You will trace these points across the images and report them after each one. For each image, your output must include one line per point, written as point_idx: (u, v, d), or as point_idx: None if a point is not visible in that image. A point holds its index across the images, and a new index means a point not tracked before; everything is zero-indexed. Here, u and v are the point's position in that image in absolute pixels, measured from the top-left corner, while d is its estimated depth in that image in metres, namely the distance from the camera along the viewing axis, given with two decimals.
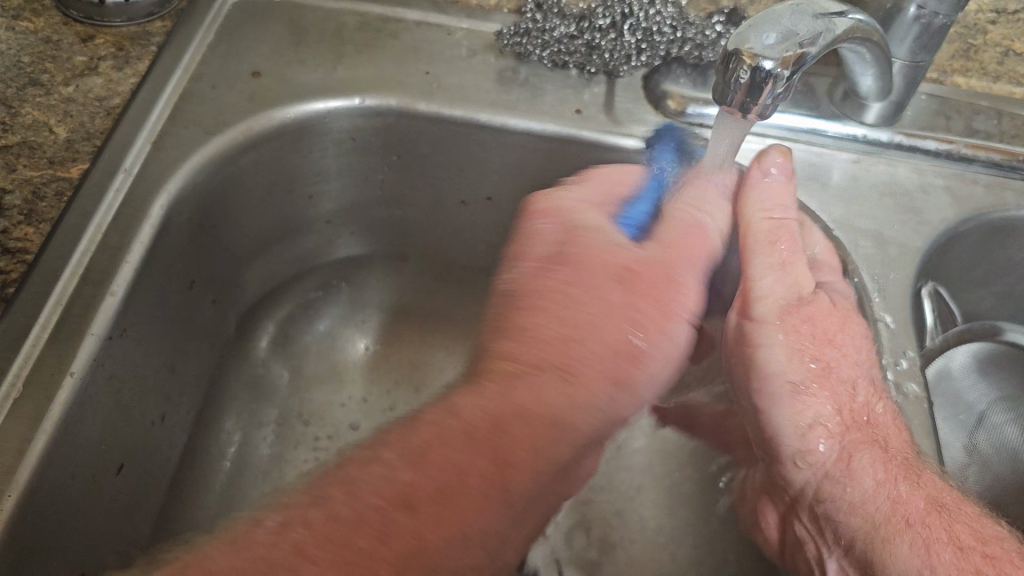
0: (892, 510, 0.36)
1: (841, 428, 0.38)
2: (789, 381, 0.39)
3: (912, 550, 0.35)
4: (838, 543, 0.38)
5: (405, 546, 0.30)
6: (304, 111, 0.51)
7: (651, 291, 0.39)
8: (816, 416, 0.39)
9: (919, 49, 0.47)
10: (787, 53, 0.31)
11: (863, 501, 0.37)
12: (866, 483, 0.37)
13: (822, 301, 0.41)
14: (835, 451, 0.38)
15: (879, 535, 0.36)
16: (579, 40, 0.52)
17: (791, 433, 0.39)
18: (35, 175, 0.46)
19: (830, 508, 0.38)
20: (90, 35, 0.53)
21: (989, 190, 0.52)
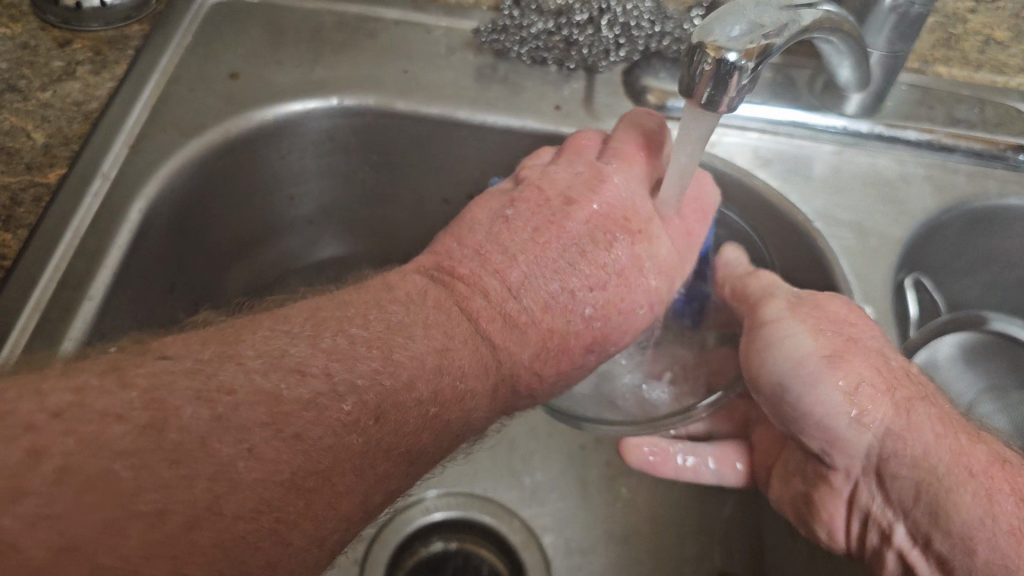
0: (954, 462, 0.34)
1: (884, 380, 0.37)
2: (821, 354, 0.38)
3: (974, 501, 0.33)
4: (903, 504, 0.36)
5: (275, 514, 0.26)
6: (282, 111, 0.51)
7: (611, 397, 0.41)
8: (859, 376, 0.37)
9: (897, 38, 0.47)
10: (751, 44, 0.31)
11: (925, 456, 0.35)
12: (926, 435, 0.35)
13: (836, 302, 0.41)
14: (891, 407, 0.36)
15: (942, 487, 0.34)
16: (557, 36, 0.53)
17: (839, 399, 0.37)
18: (12, 181, 0.46)
19: (895, 465, 0.36)
20: (67, 39, 0.53)
21: (971, 179, 0.52)
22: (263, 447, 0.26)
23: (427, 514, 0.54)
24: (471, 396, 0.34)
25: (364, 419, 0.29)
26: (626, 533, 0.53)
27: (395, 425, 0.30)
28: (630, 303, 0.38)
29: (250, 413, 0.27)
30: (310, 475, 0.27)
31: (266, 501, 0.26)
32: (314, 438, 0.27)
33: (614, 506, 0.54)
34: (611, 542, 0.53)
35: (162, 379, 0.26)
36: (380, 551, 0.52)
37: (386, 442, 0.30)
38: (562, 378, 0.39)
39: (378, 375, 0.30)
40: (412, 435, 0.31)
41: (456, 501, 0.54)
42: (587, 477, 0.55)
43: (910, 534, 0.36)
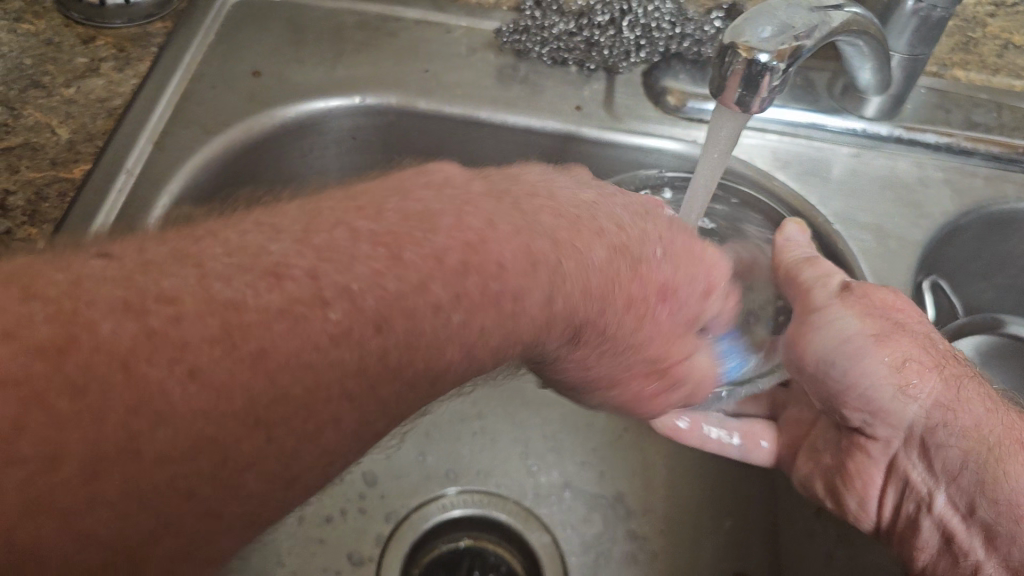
0: (1006, 434, 0.36)
1: (932, 357, 0.38)
2: (870, 332, 0.39)
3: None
4: (949, 474, 0.38)
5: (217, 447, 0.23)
6: (305, 109, 0.51)
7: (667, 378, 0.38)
8: (906, 352, 0.38)
9: (919, 41, 0.47)
10: (783, 45, 0.31)
11: (976, 427, 0.37)
12: (974, 410, 0.37)
13: (889, 293, 0.40)
14: (939, 382, 0.38)
15: (990, 457, 0.36)
16: (578, 37, 0.53)
17: (883, 372, 0.38)
18: (38, 175, 0.46)
19: (941, 436, 0.38)
20: (90, 36, 0.53)
21: (989, 183, 0.52)
22: (207, 371, 0.23)
23: (444, 511, 0.54)
24: (518, 295, 0.30)
25: (359, 330, 0.26)
26: (641, 530, 0.53)
27: (404, 334, 0.27)
28: (692, 280, 0.36)
29: (197, 328, 0.23)
30: (270, 407, 0.24)
31: (208, 439, 0.23)
32: (282, 356, 0.24)
33: (629, 504, 0.54)
34: (626, 542, 0.53)
35: (84, 286, 0.23)
36: (396, 550, 0.52)
37: (393, 356, 0.27)
38: (634, 309, 0.34)
39: (382, 277, 0.27)
40: (429, 354, 0.28)
41: (475, 499, 0.54)
42: (602, 475, 0.55)
43: (952, 502, 0.38)
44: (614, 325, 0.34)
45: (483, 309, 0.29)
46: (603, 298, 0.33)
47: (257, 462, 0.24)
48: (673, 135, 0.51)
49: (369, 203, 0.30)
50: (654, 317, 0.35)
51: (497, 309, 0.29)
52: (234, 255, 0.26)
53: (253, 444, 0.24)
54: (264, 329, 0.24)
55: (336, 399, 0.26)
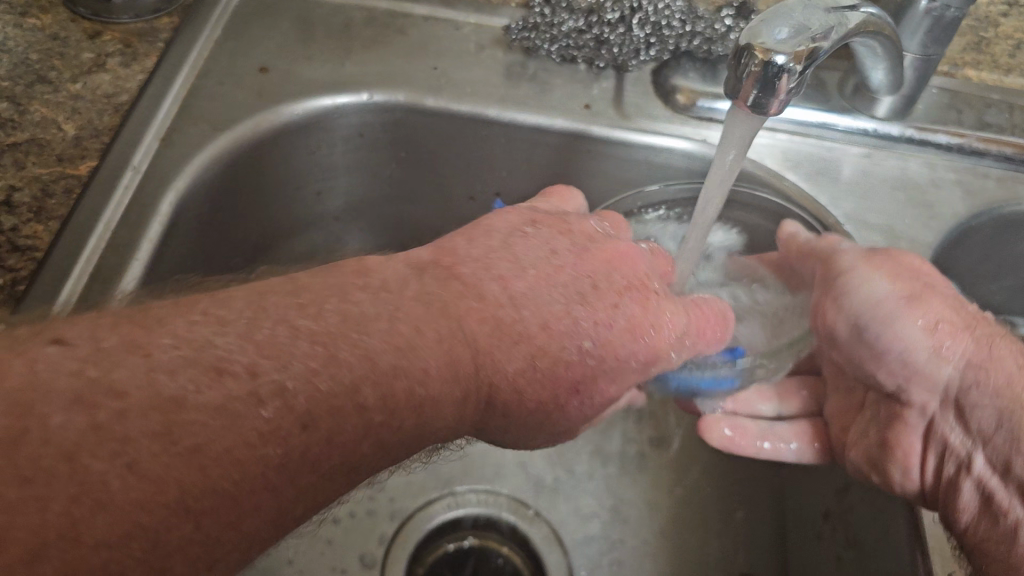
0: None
1: (963, 318, 0.40)
2: (900, 294, 0.41)
3: None
4: (985, 434, 0.39)
5: (137, 540, 0.22)
6: (313, 107, 0.51)
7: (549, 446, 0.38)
8: (936, 314, 0.40)
9: (931, 41, 0.47)
10: (800, 47, 0.30)
11: (1008, 384, 0.38)
12: (1007, 364, 0.38)
13: (913, 257, 0.42)
14: (972, 342, 0.39)
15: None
16: (588, 34, 0.53)
17: (918, 334, 0.40)
18: (44, 171, 0.46)
19: (975, 395, 0.39)
20: (97, 31, 0.53)
21: (1001, 184, 0.51)
22: (145, 464, 0.22)
23: (449, 510, 0.54)
24: (437, 399, 0.30)
25: (286, 426, 0.25)
26: (648, 530, 0.53)
27: (326, 432, 0.27)
28: (622, 359, 0.35)
29: (139, 423, 0.23)
30: (213, 493, 0.24)
31: (139, 527, 0.22)
32: (216, 452, 0.24)
33: (636, 508, 0.54)
34: (633, 545, 0.52)
35: (37, 378, 0.23)
36: (401, 547, 0.52)
37: (314, 455, 0.26)
38: (545, 407, 0.34)
39: (317, 372, 0.27)
40: (345, 455, 0.27)
41: (481, 498, 0.54)
42: (609, 474, 0.55)
43: (990, 461, 0.38)
44: (515, 421, 0.35)
45: (405, 412, 0.29)
46: (523, 395, 0.33)
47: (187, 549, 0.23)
48: (680, 134, 0.51)
49: (311, 299, 0.29)
50: (570, 406, 0.35)
51: (416, 413, 0.29)
52: (178, 346, 0.25)
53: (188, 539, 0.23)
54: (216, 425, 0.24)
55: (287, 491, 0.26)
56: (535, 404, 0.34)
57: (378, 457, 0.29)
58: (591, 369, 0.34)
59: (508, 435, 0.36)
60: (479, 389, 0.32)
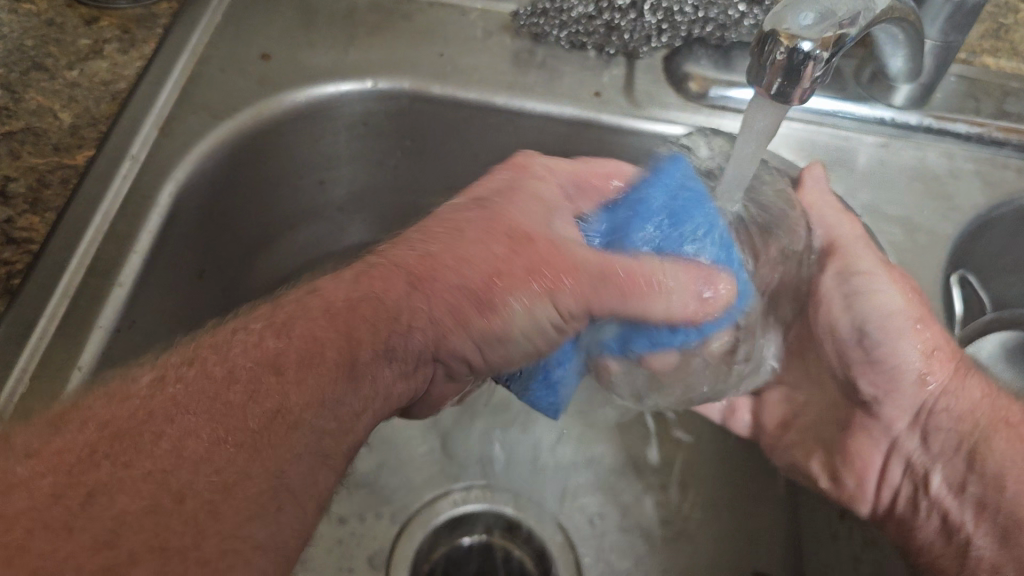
0: (995, 415, 0.40)
1: (948, 351, 0.41)
2: (914, 315, 0.41)
3: (1009, 447, 0.39)
4: (944, 453, 0.42)
5: (73, 486, 0.26)
6: (315, 94, 0.50)
7: (537, 256, 0.35)
8: (936, 341, 0.41)
9: (953, 28, 0.45)
10: (827, 33, 0.29)
11: (970, 412, 0.41)
12: (976, 396, 0.41)
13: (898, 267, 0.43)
14: (952, 372, 0.41)
15: (985, 438, 0.40)
16: (598, 20, 0.50)
17: (914, 356, 0.41)
18: (40, 162, 0.45)
19: (941, 419, 0.41)
20: (94, 17, 0.51)
21: (1021, 175, 0.50)
22: (47, 448, 0.27)
23: (456, 506, 0.52)
24: (315, 293, 0.34)
25: (175, 369, 0.31)
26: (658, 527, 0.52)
27: (215, 359, 0.31)
28: (491, 187, 0.39)
29: (35, 428, 0.28)
30: (117, 442, 0.28)
31: (61, 487, 0.26)
32: (103, 417, 0.29)
33: (646, 504, 0.53)
34: (644, 544, 0.51)
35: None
36: (407, 544, 0.50)
37: (219, 368, 0.31)
38: (442, 235, 0.37)
39: (189, 342, 0.32)
40: (246, 353, 0.31)
41: (490, 495, 0.53)
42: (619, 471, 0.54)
43: (945, 482, 0.42)
44: (427, 253, 0.36)
45: (282, 309, 0.34)
46: (409, 245, 0.37)
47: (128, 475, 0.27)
48: (690, 122, 0.49)
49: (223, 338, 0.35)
50: (472, 220, 0.37)
51: (294, 303, 0.34)
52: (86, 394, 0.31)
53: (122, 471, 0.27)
54: (106, 406, 0.29)
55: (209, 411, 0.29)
56: (421, 238, 0.37)
57: (293, 346, 0.32)
58: (449, 207, 0.39)
59: (452, 282, 0.35)
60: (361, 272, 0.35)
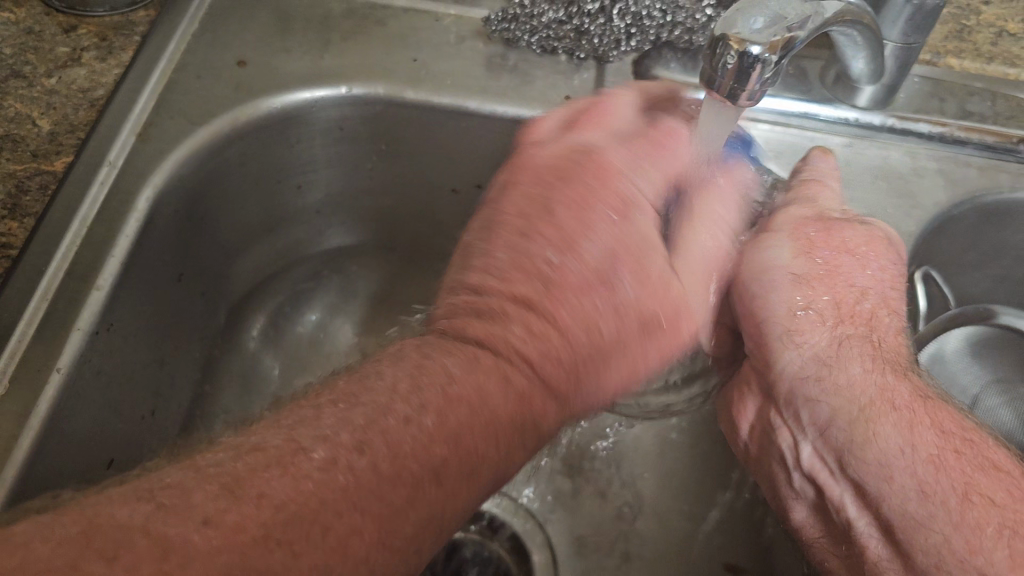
0: (879, 395, 0.35)
1: (836, 314, 0.38)
2: (794, 272, 0.39)
3: (894, 430, 0.34)
4: (815, 427, 0.37)
5: (299, 520, 0.27)
6: (291, 101, 0.50)
7: (664, 338, 0.36)
8: (815, 300, 0.39)
9: (912, 30, 0.47)
10: (775, 37, 0.30)
11: (848, 386, 0.36)
12: (851, 369, 0.36)
13: (837, 228, 0.41)
14: (825, 338, 0.38)
15: (859, 419, 0.35)
16: (568, 25, 0.52)
17: (783, 312, 0.39)
18: (18, 169, 0.46)
19: (812, 390, 0.37)
20: (72, 25, 0.52)
21: (982, 172, 0.51)
22: (221, 517, 0.26)
23: None
24: (480, 388, 0.33)
25: (346, 448, 0.30)
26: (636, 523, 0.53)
27: (387, 447, 0.30)
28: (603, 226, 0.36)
29: (203, 495, 0.27)
30: (301, 524, 0.27)
31: (292, 513, 0.27)
32: (284, 495, 0.28)
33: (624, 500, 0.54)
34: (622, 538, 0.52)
35: (102, 507, 0.26)
36: None
37: (389, 465, 0.30)
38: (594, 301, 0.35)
39: (348, 414, 0.31)
40: (415, 452, 0.31)
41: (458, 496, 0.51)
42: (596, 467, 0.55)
43: (816, 454, 0.38)
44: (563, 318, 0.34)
45: (453, 406, 0.32)
46: (535, 274, 0.35)
47: (338, 525, 0.28)
48: None
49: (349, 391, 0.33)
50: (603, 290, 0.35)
51: (464, 403, 0.33)
52: (235, 457, 0.29)
53: (337, 500, 0.29)
54: (283, 482, 0.28)
55: (376, 511, 0.29)
56: (557, 316, 0.34)
57: (456, 454, 0.32)
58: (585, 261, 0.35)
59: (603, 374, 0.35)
60: (543, 229, 0.36)
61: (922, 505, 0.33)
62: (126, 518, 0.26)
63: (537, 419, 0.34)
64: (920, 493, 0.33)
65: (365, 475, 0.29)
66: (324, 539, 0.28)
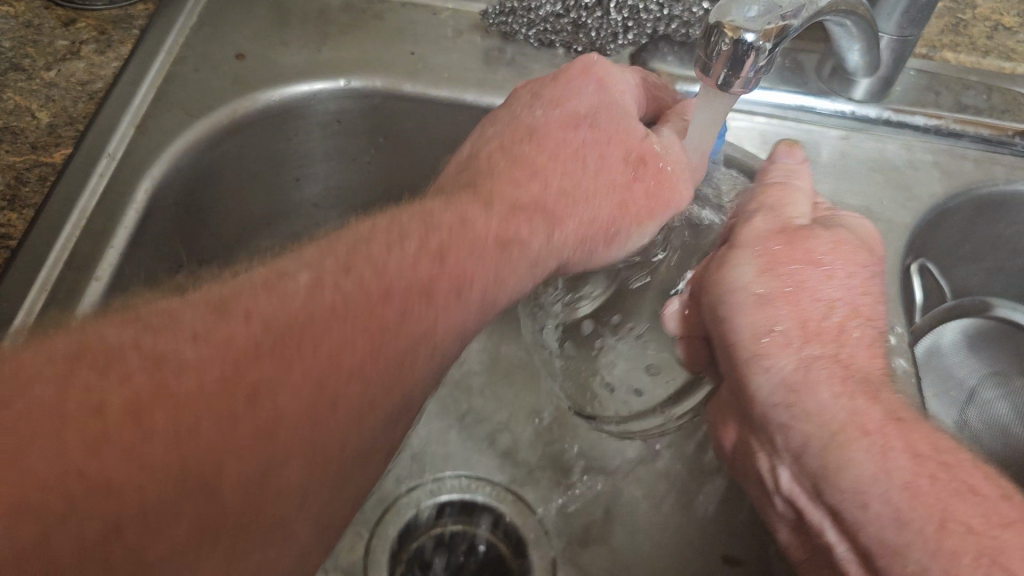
0: (848, 420, 0.34)
1: (802, 333, 0.37)
2: (759, 291, 0.38)
3: (866, 457, 0.33)
4: (790, 454, 0.36)
5: (243, 386, 0.27)
6: (289, 94, 0.51)
7: (651, 182, 0.42)
8: (781, 319, 0.37)
9: (908, 22, 0.47)
10: (769, 25, 0.30)
11: (819, 413, 0.35)
12: (820, 395, 0.35)
13: (797, 238, 0.40)
14: (793, 362, 0.36)
15: (830, 446, 0.34)
16: (565, 19, 0.52)
17: (747, 335, 0.38)
18: (18, 160, 0.46)
19: (783, 416, 0.36)
20: (72, 18, 0.52)
21: (978, 165, 0.52)
22: (157, 415, 0.26)
23: (432, 496, 0.52)
24: (463, 217, 0.37)
25: (331, 267, 0.32)
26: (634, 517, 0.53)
27: (374, 268, 0.33)
28: (597, 120, 0.42)
29: (139, 360, 0.27)
30: (286, 336, 0.29)
31: (220, 385, 0.27)
32: (270, 310, 0.30)
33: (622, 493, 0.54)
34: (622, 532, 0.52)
35: (83, 334, 0.28)
36: (385, 532, 0.50)
37: (387, 264, 0.33)
38: (579, 162, 0.41)
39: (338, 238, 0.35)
40: (403, 271, 0.33)
41: (465, 484, 0.52)
42: None
43: (794, 479, 0.37)
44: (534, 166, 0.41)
45: (439, 236, 0.36)
46: (534, 137, 0.42)
47: (349, 306, 0.31)
48: None
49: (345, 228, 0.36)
50: (597, 140, 0.42)
51: (450, 225, 0.36)
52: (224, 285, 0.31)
53: (320, 313, 0.30)
54: (232, 333, 0.28)
55: (361, 314, 0.31)
56: (541, 154, 0.41)
57: (446, 267, 0.34)
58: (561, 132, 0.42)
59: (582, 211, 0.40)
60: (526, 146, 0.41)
61: (898, 533, 0.31)
62: (68, 381, 0.26)
63: (520, 240, 0.38)
64: (896, 521, 0.32)
65: (371, 282, 0.32)
66: (261, 416, 0.27)
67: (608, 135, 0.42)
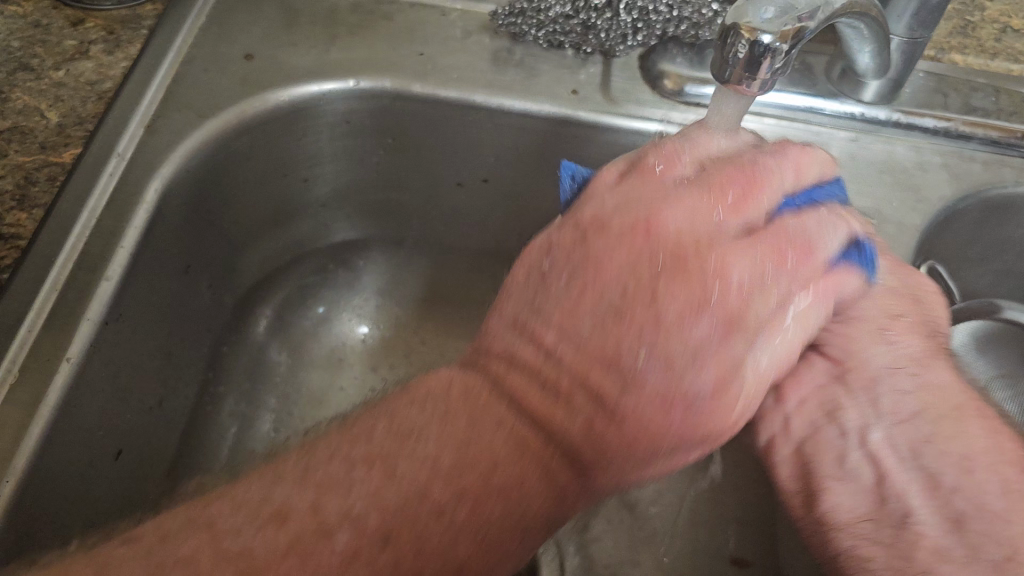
0: (968, 400, 0.34)
1: (925, 331, 0.37)
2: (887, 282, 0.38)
3: (984, 432, 0.33)
4: (898, 415, 0.35)
5: None
6: (298, 94, 0.50)
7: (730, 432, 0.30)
8: (903, 311, 0.37)
9: (918, 24, 0.47)
10: (786, 26, 0.30)
11: (944, 388, 0.35)
12: (943, 373, 0.35)
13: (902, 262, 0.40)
14: (918, 343, 0.36)
15: (951, 413, 0.34)
16: (574, 20, 0.51)
17: (879, 313, 0.37)
18: (27, 160, 0.45)
19: (905, 381, 0.35)
20: (79, 18, 0.52)
21: (987, 167, 0.51)
22: None
23: None
24: (521, 477, 0.29)
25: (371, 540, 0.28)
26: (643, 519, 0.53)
27: (416, 540, 0.28)
28: (695, 350, 0.29)
29: None
30: None
31: None
32: None
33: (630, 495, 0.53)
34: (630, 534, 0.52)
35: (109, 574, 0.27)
36: None
37: (433, 539, 0.28)
38: (652, 393, 0.29)
39: (384, 486, 0.29)
40: (446, 550, 0.28)
41: None
42: None
43: (890, 441, 0.34)
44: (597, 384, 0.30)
45: (491, 499, 0.29)
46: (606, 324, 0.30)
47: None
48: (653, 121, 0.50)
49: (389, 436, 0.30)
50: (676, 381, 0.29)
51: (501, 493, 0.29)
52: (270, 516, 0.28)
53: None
54: None
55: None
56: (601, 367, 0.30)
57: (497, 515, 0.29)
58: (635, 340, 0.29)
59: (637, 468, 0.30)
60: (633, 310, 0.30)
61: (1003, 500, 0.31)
62: None
63: (576, 508, 0.31)
64: (1003, 489, 0.31)
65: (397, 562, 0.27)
66: None
67: (713, 367, 0.29)
